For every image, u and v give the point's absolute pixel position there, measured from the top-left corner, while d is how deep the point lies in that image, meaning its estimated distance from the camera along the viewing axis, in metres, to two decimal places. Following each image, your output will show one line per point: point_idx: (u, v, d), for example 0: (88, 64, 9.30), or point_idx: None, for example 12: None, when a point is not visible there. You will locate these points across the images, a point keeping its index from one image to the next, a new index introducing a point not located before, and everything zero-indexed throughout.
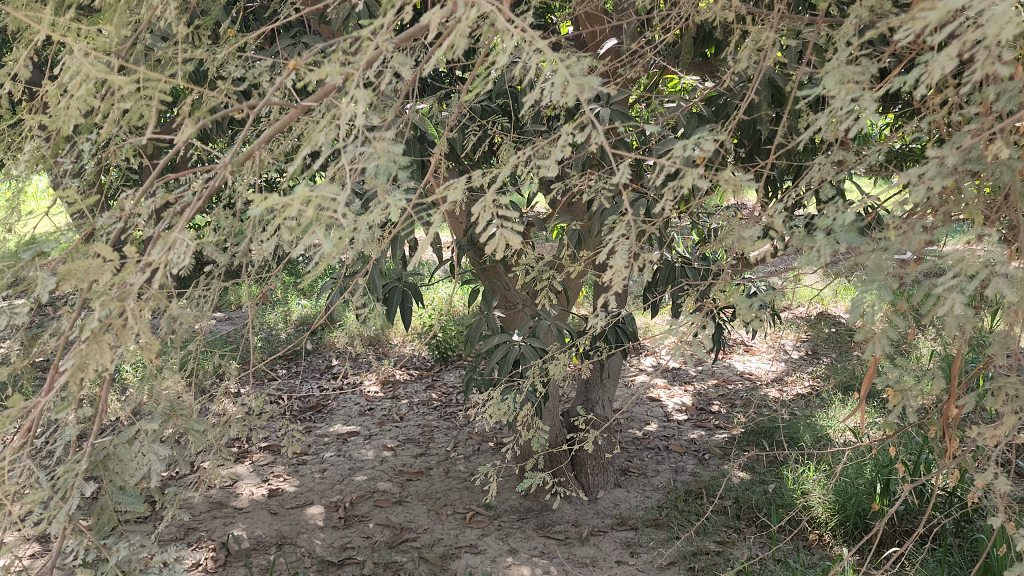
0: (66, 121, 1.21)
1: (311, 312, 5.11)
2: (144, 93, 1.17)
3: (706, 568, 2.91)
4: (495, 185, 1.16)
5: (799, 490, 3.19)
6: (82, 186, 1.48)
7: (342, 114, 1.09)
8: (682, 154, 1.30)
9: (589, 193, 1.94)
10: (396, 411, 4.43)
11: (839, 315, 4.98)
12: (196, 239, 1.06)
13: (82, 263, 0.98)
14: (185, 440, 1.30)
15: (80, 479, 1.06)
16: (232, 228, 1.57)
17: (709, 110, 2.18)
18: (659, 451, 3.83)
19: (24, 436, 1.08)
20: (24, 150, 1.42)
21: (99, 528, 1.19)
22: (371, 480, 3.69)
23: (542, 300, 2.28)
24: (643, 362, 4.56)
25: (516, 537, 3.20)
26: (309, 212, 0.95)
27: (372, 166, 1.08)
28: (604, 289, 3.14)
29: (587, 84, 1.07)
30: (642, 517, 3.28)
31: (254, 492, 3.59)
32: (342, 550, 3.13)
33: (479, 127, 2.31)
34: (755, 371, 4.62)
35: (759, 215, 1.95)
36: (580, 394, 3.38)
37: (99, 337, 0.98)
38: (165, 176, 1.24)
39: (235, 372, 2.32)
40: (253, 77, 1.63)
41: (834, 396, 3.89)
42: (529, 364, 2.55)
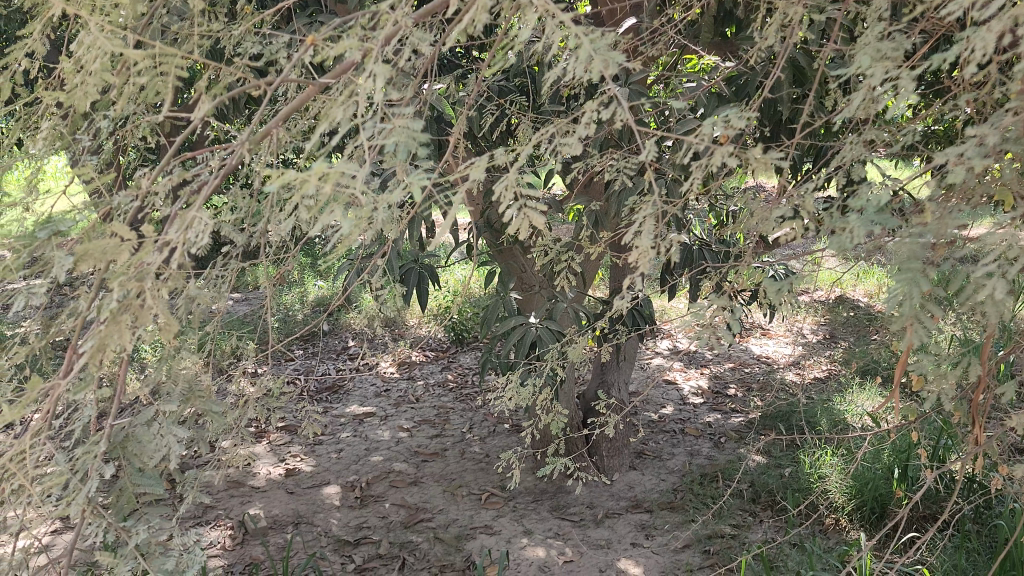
0: (82, 97, 1.20)
1: (328, 293, 5.08)
2: (160, 71, 1.16)
3: (722, 551, 2.90)
4: (517, 163, 1.14)
5: (816, 475, 3.16)
6: (101, 165, 1.48)
7: (361, 88, 1.07)
8: (710, 132, 1.28)
9: (609, 174, 1.91)
10: (412, 392, 4.43)
11: (859, 298, 4.89)
12: (214, 218, 1.05)
13: (99, 243, 0.98)
14: (204, 421, 1.28)
15: (99, 461, 1.05)
16: (249, 208, 1.56)
17: (730, 90, 2.16)
18: (674, 435, 3.81)
19: (42, 419, 1.07)
20: (42, 128, 1.41)
21: (116, 511, 1.16)
22: (387, 461, 3.70)
23: (560, 283, 2.26)
24: (659, 345, 4.53)
25: (530, 519, 3.20)
26: (327, 190, 0.94)
27: (391, 144, 1.06)
28: (623, 272, 3.11)
29: (611, 61, 1.06)
30: (657, 500, 3.28)
31: (271, 471, 3.61)
32: (357, 529, 3.15)
33: (497, 107, 2.29)
34: (771, 354, 4.58)
35: (784, 197, 1.91)
36: (596, 376, 3.36)
37: (118, 319, 0.99)
38: (181, 156, 1.23)
39: (252, 354, 2.31)
40: (271, 53, 1.62)
41: (853, 380, 3.85)
42: (545, 348, 2.55)
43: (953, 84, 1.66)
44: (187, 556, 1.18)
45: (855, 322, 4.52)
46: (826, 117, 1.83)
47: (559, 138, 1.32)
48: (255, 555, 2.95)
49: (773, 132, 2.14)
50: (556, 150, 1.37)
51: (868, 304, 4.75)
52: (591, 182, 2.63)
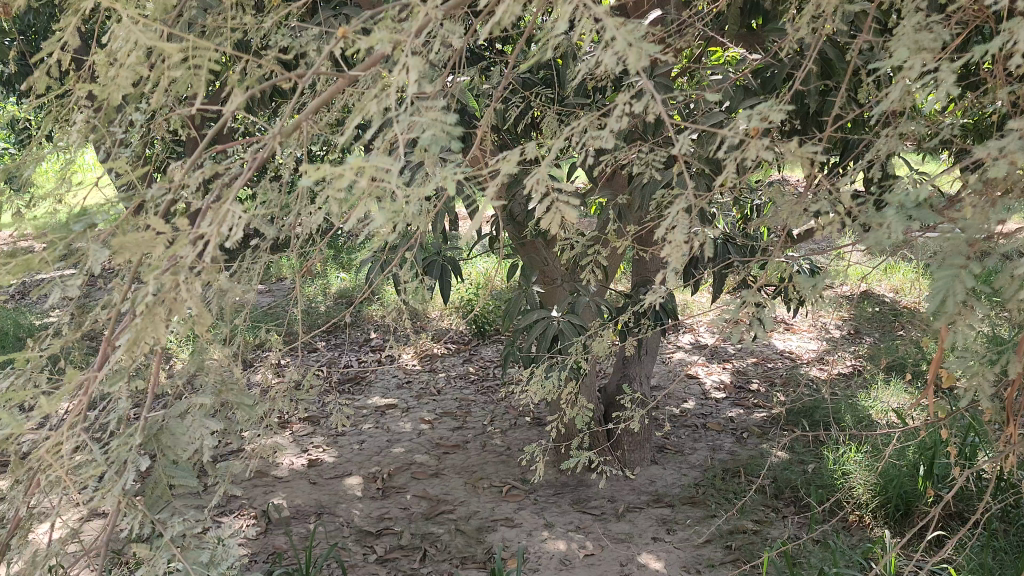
0: (117, 89, 1.20)
1: (351, 285, 5.10)
2: (191, 65, 1.15)
3: (743, 546, 2.90)
4: (550, 155, 1.14)
5: (840, 471, 3.14)
6: (133, 158, 1.48)
7: (394, 80, 1.06)
8: (744, 125, 1.26)
9: (638, 168, 1.90)
10: (434, 384, 4.45)
11: (885, 293, 4.83)
12: (247, 211, 1.06)
13: (134, 236, 0.99)
14: (236, 413, 1.29)
15: (134, 454, 1.07)
16: (278, 201, 1.56)
17: (757, 83, 2.14)
18: (696, 430, 3.80)
19: (79, 411, 1.09)
20: (75, 121, 1.42)
21: (151, 504, 1.17)
22: (408, 453, 3.72)
23: (586, 276, 2.25)
24: (681, 339, 4.51)
25: (551, 512, 3.20)
26: (362, 184, 0.94)
27: (424, 138, 1.06)
28: (645, 266, 3.10)
29: (646, 52, 1.05)
30: (679, 494, 3.26)
31: (294, 461, 3.64)
32: (379, 520, 3.17)
33: (522, 99, 2.28)
34: (796, 350, 4.53)
35: (814, 190, 1.89)
36: (618, 369, 3.34)
37: (153, 312, 1.00)
38: (212, 148, 1.23)
39: (279, 346, 2.32)
40: (301, 46, 1.62)
41: (878, 376, 3.81)
42: (567, 341, 2.54)
43: (990, 75, 1.63)
44: (222, 548, 1.18)
45: (880, 317, 4.46)
46: (858, 111, 1.81)
47: (592, 131, 1.31)
48: (278, 545, 2.97)
49: (802, 125, 2.12)
50: (586, 144, 1.36)
51: (894, 299, 4.69)
52: (616, 175, 2.62)
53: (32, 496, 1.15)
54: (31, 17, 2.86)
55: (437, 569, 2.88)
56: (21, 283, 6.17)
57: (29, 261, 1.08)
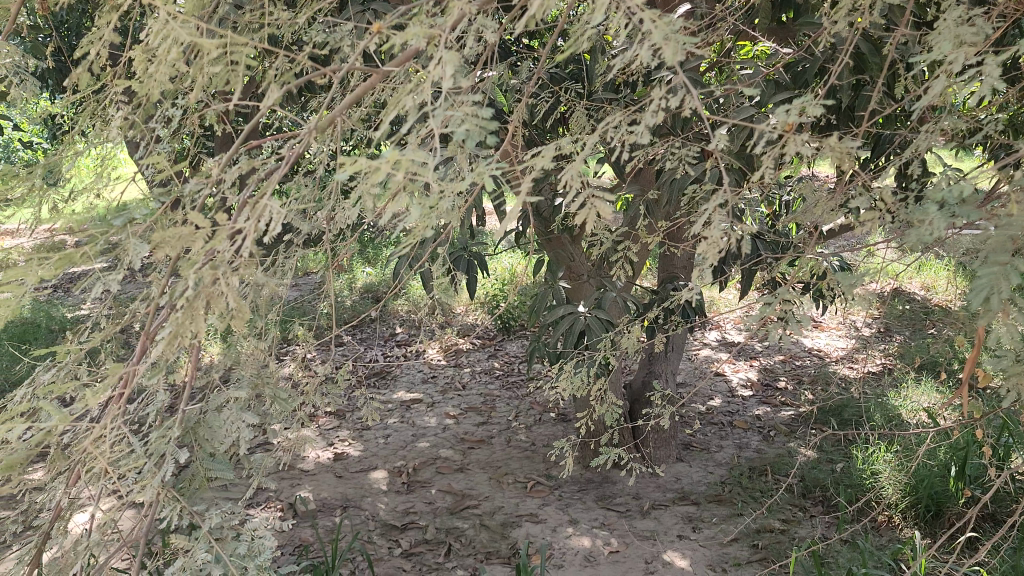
0: (155, 86, 1.21)
1: (376, 280, 5.12)
2: (230, 60, 1.16)
3: (770, 546, 2.87)
4: (585, 150, 1.13)
5: (869, 471, 3.10)
6: (169, 154, 1.50)
7: (429, 74, 1.06)
8: (782, 119, 1.24)
9: (670, 163, 1.88)
10: (459, 379, 4.46)
11: (916, 291, 4.76)
12: (284, 206, 1.06)
13: (175, 231, 1.00)
14: (271, 407, 1.30)
15: (172, 446, 1.09)
16: (311, 196, 1.57)
17: (788, 77, 2.11)
18: (723, 427, 3.77)
19: (118, 403, 1.11)
20: (114, 116, 1.44)
21: (189, 497, 1.18)
22: (433, 447, 3.73)
23: (615, 273, 2.23)
24: (707, 336, 4.48)
25: (576, 508, 3.20)
26: (399, 179, 0.94)
27: (459, 133, 1.05)
28: (672, 262, 3.08)
29: (684, 46, 1.04)
30: (704, 492, 3.25)
31: (321, 455, 3.67)
32: (404, 514, 3.19)
33: (551, 94, 2.27)
34: (824, 348, 4.48)
35: (849, 186, 1.87)
36: (644, 366, 3.33)
37: (193, 306, 1.01)
38: (248, 144, 1.23)
39: (309, 341, 2.33)
40: (334, 42, 1.63)
41: (908, 375, 3.76)
42: (594, 338, 2.53)
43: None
44: (258, 541, 1.17)
45: (910, 315, 4.39)
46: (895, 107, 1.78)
47: (626, 127, 1.30)
48: (305, 537, 3.00)
49: (834, 121, 2.09)
50: (620, 139, 1.34)
51: (925, 297, 4.62)
52: (644, 170, 2.60)
53: (74, 487, 1.16)
54: (65, 13, 2.89)
55: (461, 564, 2.88)
56: (60, 277, 6.29)
57: (70, 255, 1.09)
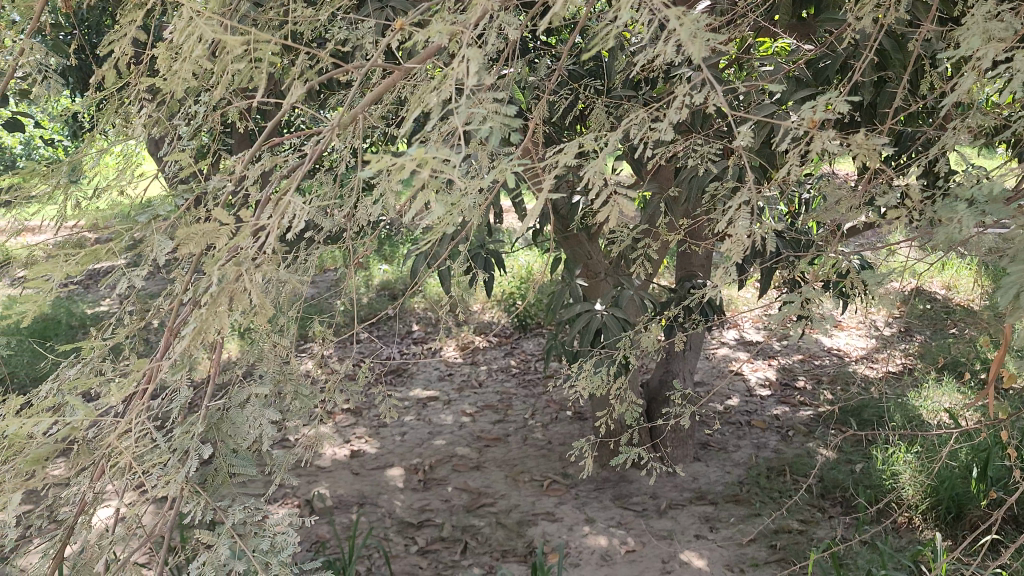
0: (179, 83, 1.21)
1: (393, 277, 5.12)
2: (253, 57, 1.16)
3: (788, 546, 2.86)
4: (608, 148, 1.12)
5: (889, 472, 3.08)
6: (192, 151, 1.50)
7: (452, 71, 1.05)
8: (809, 117, 1.24)
9: (691, 161, 1.87)
10: (476, 376, 4.46)
11: (937, 291, 4.71)
12: (308, 202, 1.06)
13: (200, 227, 1.00)
14: (293, 403, 1.30)
15: (196, 441, 1.09)
16: (332, 193, 1.57)
17: (809, 74, 2.08)
18: (740, 427, 3.75)
19: (143, 399, 1.11)
20: (137, 113, 1.44)
21: (212, 493, 1.18)
22: (450, 445, 3.73)
23: (634, 271, 2.22)
24: (725, 335, 4.45)
25: (593, 507, 3.19)
26: (424, 177, 0.93)
27: (484, 130, 1.04)
28: (691, 261, 3.07)
29: (711, 43, 1.03)
30: (722, 492, 3.23)
31: (337, 451, 3.68)
32: (421, 511, 3.19)
33: (570, 91, 2.26)
34: (843, 347, 4.44)
35: (874, 184, 1.85)
36: (661, 365, 3.32)
37: (217, 302, 1.01)
38: (270, 140, 1.23)
39: (328, 338, 2.34)
40: (355, 39, 1.63)
41: (929, 375, 3.73)
42: (611, 336, 2.52)
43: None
44: (281, 536, 1.14)
45: (932, 314, 4.34)
46: (920, 105, 1.76)
47: (649, 124, 1.29)
48: (322, 534, 3.01)
49: (857, 118, 2.06)
50: (643, 137, 1.33)
51: (947, 297, 4.58)
52: (663, 168, 2.59)
53: (98, 482, 1.17)
54: (87, 11, 2.91)
55: (478, 562, 2.88)
56: (86, 272, 6.37)
57: (95, 251, 1.10)
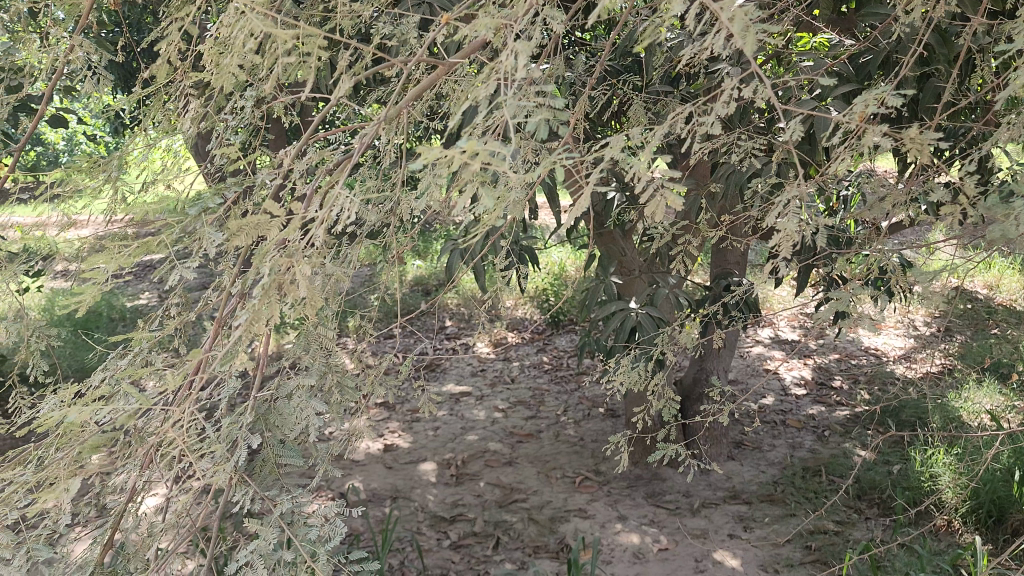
0: (228, 77, 1.22)
1: (427, 273, 5.15)
2: (300, 53, 1.17)
3: (824, 547, 2.82)
4: (655, 142, 1.10)
5: (927, 473, 3.04)
6: (238, 146, 1.52)
7: (500, 64, 1.05)
8: (862, 109, 1.21)
9: (734, 156, 1.85)
10: (508, 372, 4.47)
11: (979, 290, 4.62)
12: (356, 194, 1.06)
13: (251, 219, 1.01)
14: (337, 396, 1.32)
15: (245, 432, 1.11)
16: (375, 189, 1.58)
17: (850, 69, 2.04)
18: (775, 426, 3.71)
19: (193, 389, 1.13)
20: (187, 109, 1.46)
21: (260, 482, 1.21)
22: (482, 440, 3.74)
23: (674, 269, 2.21)
24: (760, 334, 4.41)
25: (625, 505, 3.18)
26: (476, 170, 0.92)
27: (532, 124, 1.03)
28: (726, 258, 3.04)
29: (764, 36, 1.01)
30: (756, 492, 3.20)
31: (371, 445, 3.71)
32: (454, 506, 3.20)
33: (608, 87, 2.24)
34: (881, 347, 4.38)
35: (922, 179, 1.82)
36: (696, 363, 3.29)
37: (269, 294, 1.02)
38: (317, 135, 1.24)
39: (366, 331, 2.36)
40: (398, 35, 1.63)
41: (970, 376, 3.67)
42: (646, 334, 2.51)
43: None
44: (330, 526, 1.16)
45: (973, 314, 4.26)
46: (968, 100, 1.72)
47: (695, 119, 1.28)
48: (355, 527, 3.04)
49: (901, 115, 2.03)
50: (689, 131, 1.32)
51: (989, 296, 4.49)
52: (700, 164, 2.56)
53: (147, 471, 1.19)
54: (132, 8, 2.94)
55: (509, 557, 2.89)
56: (132, 267, 6.52)
57: (149, 242, 1.12)
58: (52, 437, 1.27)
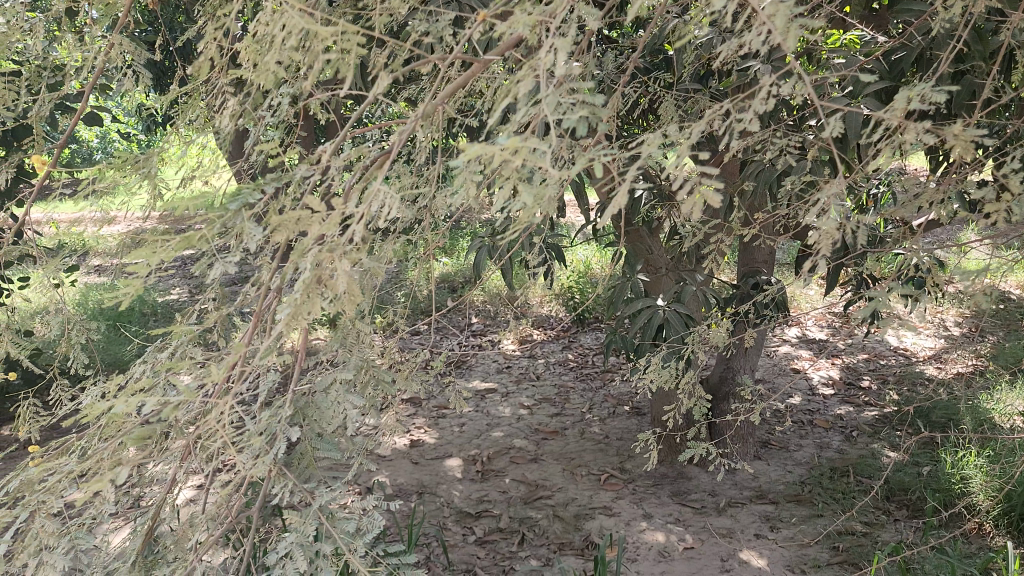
0: (269, 75, 1.24)
1: (453, 270, 5.17)
2: (337, 49, 1.18)
3: (852, 548, 2.80)
4: (693, 138, 1.10)
5: (958, 475, 3.00)
6: (276, 143, 1.54)
7: (539, 61, 1.05)
8: (903, 107, 1.20)
9: (768, 153, 1.83)
10: (534, 369, 4.47)
11: (1012, 291, 4.55)
12: (395, 191, 1.07)
13: (293, 215, 1.03)
14: (372, 390, 1.34)
15: (285, 425, 1.12)
16: (409, 185, 1.60)
17: (883, 67, 2.02)
18: (802, 426, 3.69)
19: (232, 382, 1.15)
20: (228, 106, 1.48)
21: (299, 473, 1.25)
22: (508, 437, 3.75)
23: (705, 267, 2.19)
24: (787, 333, 4.38)
25: (650, 503, 3.17)
26: (517, 166, 0.93)
27: (572, 121, 1.03)
28: (754, 257, 3.02)
29: (805, 32, 1.00)
30: (783, 492, 3.18)
31: (397, 441, 3.73)
32: (479, 502, 3.22)
33: (639, 84, 2.23)
34: (910, 347, 4.33)
35: (961, 177, 1.79)
36: (723, 362, 3.28)
37: (311, 289, 1.03)
38: (356, 132, 1.25)
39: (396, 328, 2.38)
40: (435, 33, 1.65)
41: (1002, 377, 3.62)
42: (674, 333, 2.50)
43: None
44: (367, 519, 1.18)
45: (1005, 316, 4.20)
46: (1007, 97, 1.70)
47: (732, 116, 1.27)
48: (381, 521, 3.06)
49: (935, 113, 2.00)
50: (725, 127, 1.31)
51: (1022, 297, 4.42)
52: (729, 161, 2.54)
53: (187, 462, 1.21)
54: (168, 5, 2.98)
55: (535, 554, 2.89)
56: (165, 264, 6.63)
57: (189, 236, 1.13)
58: (94, 429, 1.30)
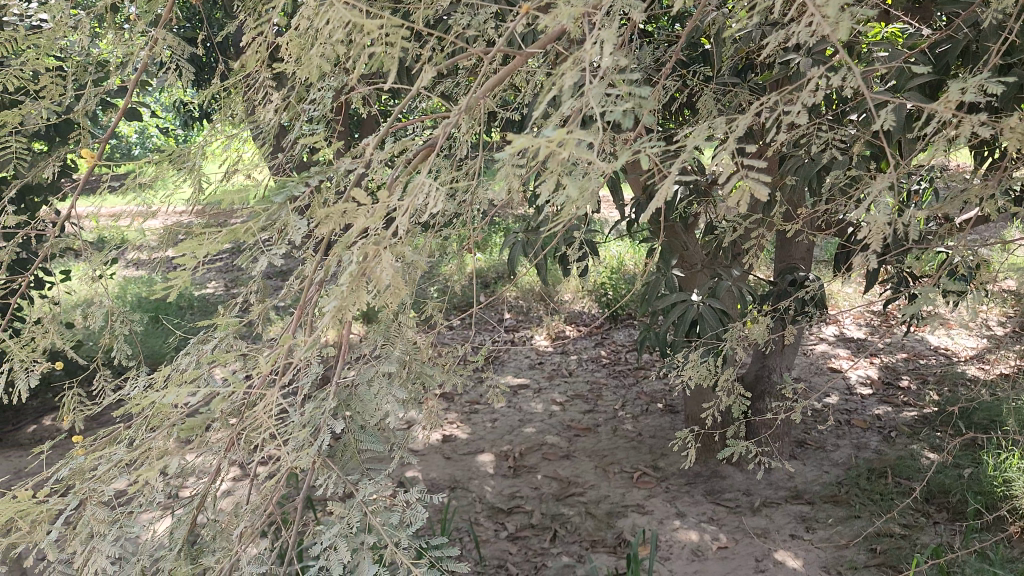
0: (312, 69, 1.24)
1: (486, 266, 5.18)
2: (378, 43, 1.17)
3: (890, 551, 2.72)
4: (741, 130, 1.07)
5: (1000, 478, 2.93)
6: (318, 138, 1.55)
7: (584, 54, 1.03)
8: (958, 99, 1.16)
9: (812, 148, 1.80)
10: (566, 366, 4.46)
11: None
12: (439, 183, 1.06)
13: (337, 208, 1.03)
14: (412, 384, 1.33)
15: (329, 417, 1.13)
16: (449, 180, 1.60)
17: (928, 60, 1.96)
18: (840, 426, 3.64)
19: (275, 374, 1.15)
20: (271, 101, 1.49)
21: (342, 465, 1.25)
22: (540, 433, 3.75)
23: (745, 263, 2.16)
24: (824, 331, 4.32)
25: (683, 502, 3.15)
26: (564, 159, 0.92)
27: (619, 113, 1.02)
28: (791, 253, 2.98)
29: (857, 21, 0.97)
30: (819, 492, 3.14)
31: (430, 435, 3.75)
32: (511, 498, 3.22)
33: (678, 78, 2.20)
34: (951, 347, 4.25)
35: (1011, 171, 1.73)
36: (759, 359, 3.24)
37: (356, 283, 1.03)
38: (398, 126, 1.25)
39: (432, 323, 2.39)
40: (475, 27, 1.64)
41: None
42: (708, 328, 2.47)
43: None
44: (409, 511, 1.18)
45: None
46: None
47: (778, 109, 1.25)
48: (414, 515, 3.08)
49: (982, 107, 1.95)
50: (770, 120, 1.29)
51: None
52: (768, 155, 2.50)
53: (231, 454, 1.22)
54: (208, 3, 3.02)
55: (567, 551, 2.89)
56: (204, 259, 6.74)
57: (235, 230, 1.14)
58: (141, 419, 1.32)
